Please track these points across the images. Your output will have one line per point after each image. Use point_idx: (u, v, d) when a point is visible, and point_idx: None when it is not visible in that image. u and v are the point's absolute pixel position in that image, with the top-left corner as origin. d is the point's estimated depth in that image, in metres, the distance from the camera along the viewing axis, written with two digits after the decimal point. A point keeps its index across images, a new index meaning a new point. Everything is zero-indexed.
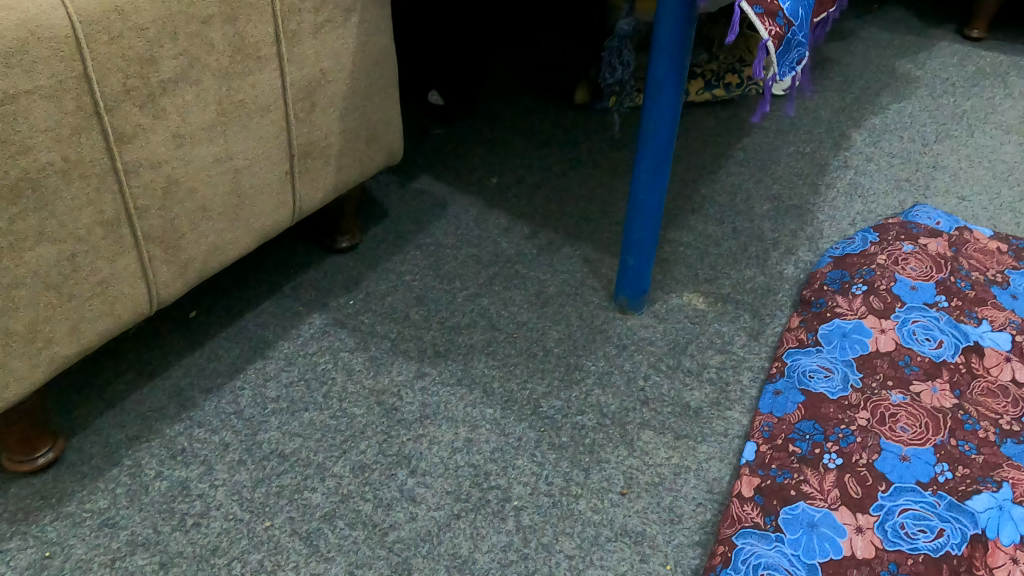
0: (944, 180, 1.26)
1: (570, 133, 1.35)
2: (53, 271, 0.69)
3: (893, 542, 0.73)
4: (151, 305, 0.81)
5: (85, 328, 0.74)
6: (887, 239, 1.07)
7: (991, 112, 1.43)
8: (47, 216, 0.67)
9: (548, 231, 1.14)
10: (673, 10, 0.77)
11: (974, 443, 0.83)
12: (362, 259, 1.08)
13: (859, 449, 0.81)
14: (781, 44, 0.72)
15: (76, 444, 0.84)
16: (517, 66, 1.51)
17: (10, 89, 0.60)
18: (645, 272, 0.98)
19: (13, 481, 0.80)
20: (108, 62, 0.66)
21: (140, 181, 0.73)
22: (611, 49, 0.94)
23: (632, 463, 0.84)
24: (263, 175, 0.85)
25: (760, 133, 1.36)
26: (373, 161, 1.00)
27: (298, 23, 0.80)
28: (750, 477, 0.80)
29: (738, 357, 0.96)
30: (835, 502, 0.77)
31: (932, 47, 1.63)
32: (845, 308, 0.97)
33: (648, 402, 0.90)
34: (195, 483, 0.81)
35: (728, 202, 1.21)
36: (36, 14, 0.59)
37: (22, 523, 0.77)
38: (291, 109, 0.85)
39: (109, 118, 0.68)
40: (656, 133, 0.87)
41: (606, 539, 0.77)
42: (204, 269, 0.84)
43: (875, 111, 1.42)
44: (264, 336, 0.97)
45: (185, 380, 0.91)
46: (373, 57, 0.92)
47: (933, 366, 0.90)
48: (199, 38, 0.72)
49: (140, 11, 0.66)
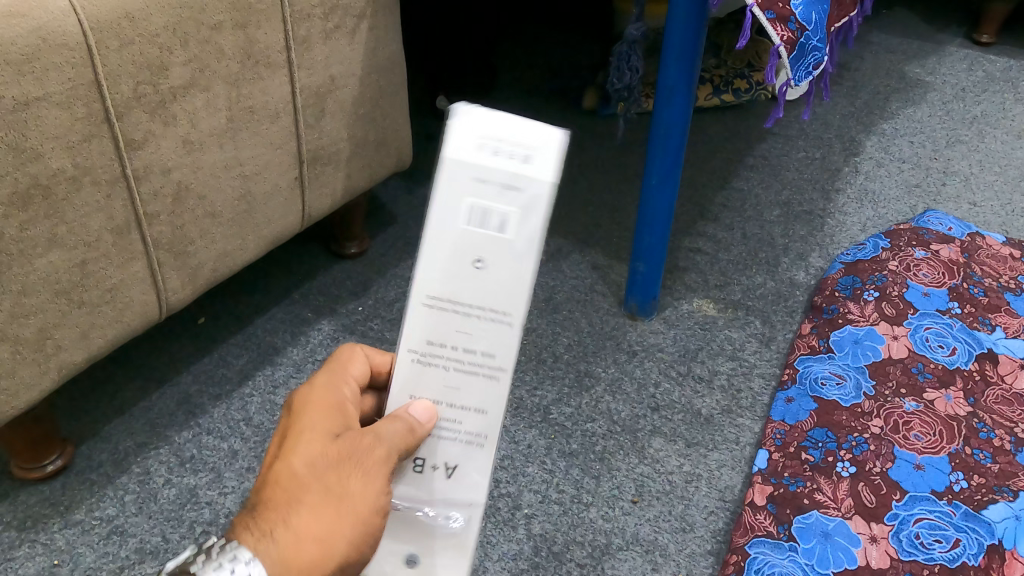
0: (956, 185, 1.25)
1: (579, 138, 1.34)
2: (64, 278, 0.69)
3: (908, 552, 0.73)
4: (161, 311, 0.80)
5: (95, 334, 0.74)
6: (898, 245, 1.06)
7: (1002, 117, 1.43)
8: (57, 222, 0.66)
9: (558, 238, 1.13)
10: (684, 15, 0.77)
11: (989, 451, 0.82)
12: (371, 265, 1.08)
13: (872, 457, 0.81)
14: (795, 49, 0.71)
15: (85, 451, 0.83)
16: (525, 69, 1.52)
17: (22, 96, 0.59)
18: (656, 278, 0.97)
19: (21, 488, 0.80)
20: (119, 68, 0.65)
21: (150, 188, 0.73)
22: (623, 53, 0.93)
23: (643, 471, 0.83)
24: (273, 181, 0.85)
25: (770, 138, 1.36)
26: (382, 166, 0.99)
27: (308, 29, 0.80)
28: (762, 485, 0.79)
29: (749, 363, 0.95)
30: (849, 511, 0.76)
31: (941, 52, 1.62)
32: (857, 314, 0.97)
33: (658, 409, 0.90)
34: (204, 490, 0.81)
35: (738, 208, 1.20)
36: (48, 21, 0.59)
37: (31, 531, 0.76)
38: (301, 115, 0.84)
39: (120, 125, 0.67)
40: (666, 140, 0.86)
41: (618, 547, 0.76)
42: (213, 275, 0.84)
43: (885, 116, 1.42)
44: (273, 342, 0.96)
45: (194, 387, 0.91)
46: (383, 63, 0.92)
47: (947, 373, 0.90)
48: (209, 44, 0.72)
49: (150, 17, 0.66)
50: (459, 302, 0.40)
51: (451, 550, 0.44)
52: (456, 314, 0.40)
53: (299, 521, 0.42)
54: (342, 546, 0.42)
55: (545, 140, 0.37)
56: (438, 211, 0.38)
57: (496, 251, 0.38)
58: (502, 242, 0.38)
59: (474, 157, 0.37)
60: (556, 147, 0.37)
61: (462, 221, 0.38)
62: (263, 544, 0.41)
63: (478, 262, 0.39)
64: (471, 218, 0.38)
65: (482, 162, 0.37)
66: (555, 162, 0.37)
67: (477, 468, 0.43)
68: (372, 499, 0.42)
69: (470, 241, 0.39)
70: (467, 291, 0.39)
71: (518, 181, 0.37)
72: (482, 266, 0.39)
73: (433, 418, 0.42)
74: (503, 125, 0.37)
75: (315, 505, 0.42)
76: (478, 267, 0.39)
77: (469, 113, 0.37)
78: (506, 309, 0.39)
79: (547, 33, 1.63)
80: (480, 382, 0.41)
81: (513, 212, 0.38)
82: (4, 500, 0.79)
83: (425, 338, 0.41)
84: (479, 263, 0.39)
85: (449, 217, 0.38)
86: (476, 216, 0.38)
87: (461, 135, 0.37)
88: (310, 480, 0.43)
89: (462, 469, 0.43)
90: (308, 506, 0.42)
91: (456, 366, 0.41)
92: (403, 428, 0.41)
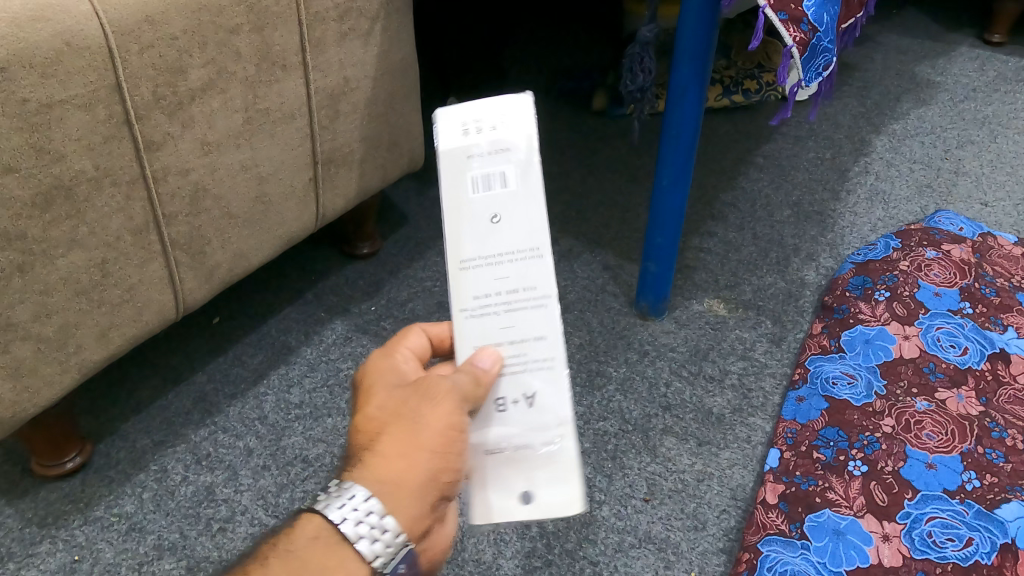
0: (967, 185, 1.25)
1: (589, 139, 1.35)
2: (84, 277, 0.70)
3: (921, 551, 0.73)
4: (178, 311, 0.81)
5: (115, 333, 0.75)
6: (909, 245, 1.06)
7: (1014, 117, 1.42)
8: (78, 223, 0.67)
9: (569, 238, 1.14)
10: (697, 16, 0.77)
11: (1001, 451, 0.82)
12: (383, 266, 1.09)
13: (884, 456, 0.81)
14: (806, 49, 0.72)
15: (103, 449, 0.84)
16: (535, 70, 1.52)
17: (45, 98, 0.61)
18: (667, 277, 0.98)
19: (41, 485, 0.81)
20: (139, 71, 0.66)
21: (168, 188, 0.74)
22: (634, 55, 0.94)
23: (655, 470, 0.84)
24: (288, 182, 0.86)
25: (780, 138, 1.36)
26: (395, 167, 1.00)
27: (323, 31, 0.81)
28: (774, 484, 0.79)
29: (760, 363, 0.96)
30: (861, 510, 0.76)
31: (952, 52, 1.62)
32: (868, 314, 0.97)
33: (669, 408, 0.90)
34: (220, 488, 0.81)
35: (748, 208, 1.20)
36: (70, 25, 0.60)
37: (51, 527, 0.77)
38: (315, 116, 0.85)
39: (139, 127, 0.68)
40: (678, 140, 0.87)
41: (631, 545, 0.77)
42: (229, 275, 0.85)
43: (896, 117, 1.42)
44: (287, 341, 0.97)
45: (209, 386, 0.92)
46: (396, 65, 0.92)
47: (959, 373, 0.90)
48: (227, 47, 0.73)
49: (170, 21, 0.67)
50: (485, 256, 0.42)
51: (556, 472, 0.43)
52: (490, 259, 0.42)
53: (387, 451, 0.45)
54: (428, 462, 0.44)
55: (518, 105, 0.42)
56: (448, 190, 0.42)
57: (509, 199, 0.42)
58: (512, 193, 0.42)
59: (465, 140, 0.42)
60: (529, 108, 0.42)
61: (471, 187, 0.42)
62: (362, 473, 0.45)
63: (495, 219, 0.42)
64: (475, 184, 0.42)
65: (467, 143, 0.42)
66: (532, 114, 0.42)
67: (553, 388, 0.43)
68: (443, 417, 0.44)
69: (481, 202, 0.42)
70: (487, 237, 0.42)
71: (508, 140, 0.42)
72: (499, 219, 0.42)
73: (498, 360, 0.43)
74: (480, 112, 0.43)
75: (397, 435, 0.45)
76: (496, 223, 0.42)
77: (447, 109, 0.43)
78: (532, 245, 0.42)
79: (556, 34, 1.64)
80: (532, 314, 0.43)
81: (510, 168, 0.42)
82: (24, 497, 0.80)
83: (468, 296, 0.43)
84: (497, 218, 0.42)
85: (457, 189, 0.42)
86: (478, 181, 0.42)
87: (445, 131, 0.42)
88: (388, 419, 0.46)
89: (540, 394, 0.43)
90: (391, 436, 0.45)
91: (507, 308, 0.43)
92: (468, 374, 0.42)
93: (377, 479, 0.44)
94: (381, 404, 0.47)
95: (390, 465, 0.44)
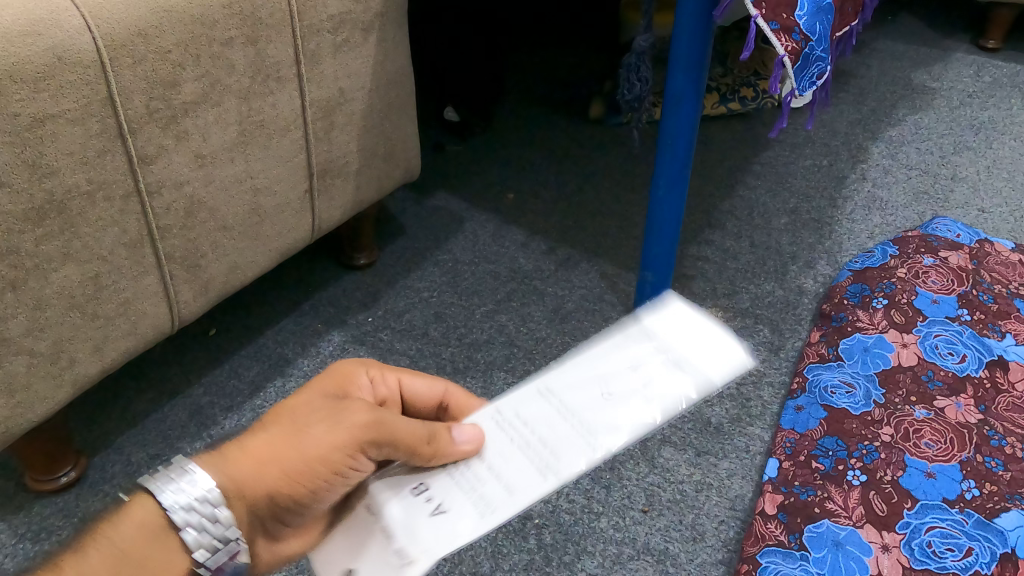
0: (964, 192, 1.25)
1: (586, 148, 1.35)
2: (77, 291, 0.70)
3: (921, 561, 0.72)
4: (173, 324, 0.81)
5: (109, 347, 0.75)
6: (907, 252, 1.06)
7: (1009, 122, 1.42)
8: (72, 237, 0.67)
9: (566, 247, 1.14)
10: (691, 27, 0.77)
11: (1000, 459, 0.82)
12: (380, 276, 1.09)
13: (883, 465, 0.81)
14: (799, 59, 0.72)
15: (98, 463, 0.84)
16: (532, 77, 1.53)
17: (37, 112, 0.60)
18: (664, 287, 0.98)
19: (35, 500, 0.81)
20: (132, 85, 0.66)
21: (163, 202, 0.74)
22: (628, 64, 0.94)
23: (653, 480, 0.83)
24: (284, 195, 0.86)
25: (777, 146, 1.36)
26: (391, 178, 1.00)
27: (317, 43, 0.81)
28: (773, 494, 0.79)
29: (759, 372, 0.95)
30: (861, 520, 0.76)
31: (947, 58, 1.63)
32: (866, 322, 0.97)
33: (668, 418, 0.90)
34: None
35: (746, 215, 1.20)
36: (62, 40, 0.60)
37: (45, 542, 0.77)
38: (311, 128, 0.85)
39: (132, 141, 0.68)
40: (673, 148, 0.87)
41: (629, 557, 0.77)
42: (225, 287, 0.85)
43: (892, 123, 1.42)
44: (283, 353, 0.97)
45: (205, 399, 0.91)
46: (391, 76, 0.92)
47: (957, 381, 0.90)
48: (221, 60, 0.73)
49: (162, 34, 0.67)
50: (484, 483, 0.42)
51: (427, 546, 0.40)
52: (514, 451, 0.44)
53: (247, 446, 0.45)
54: (283, 477, 0.45)
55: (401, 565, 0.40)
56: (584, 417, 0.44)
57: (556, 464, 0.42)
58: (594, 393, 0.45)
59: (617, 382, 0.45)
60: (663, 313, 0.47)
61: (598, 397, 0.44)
62: (209, 460, 0.44)
63: (570, 415, 0.44)
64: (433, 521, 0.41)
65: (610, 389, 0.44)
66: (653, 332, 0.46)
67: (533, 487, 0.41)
68: (325, 445, 0.45)
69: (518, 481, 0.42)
70: (472, 507, 0.41)
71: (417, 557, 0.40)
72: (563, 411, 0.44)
73: (475, 442, 0.44)
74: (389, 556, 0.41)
75: (273, 486, 0.45)
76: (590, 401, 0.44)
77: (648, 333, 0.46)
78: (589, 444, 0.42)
79: (553, 39, 1.65)
80: (551, 442, 0.43)
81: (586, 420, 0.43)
82: (18, 512, 0.80)
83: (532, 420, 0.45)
84: (589, 441, 0.42)
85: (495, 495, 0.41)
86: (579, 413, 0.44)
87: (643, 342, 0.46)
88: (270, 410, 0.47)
89: (474, 494, 0.42)
90: (265, 428, 0.46)
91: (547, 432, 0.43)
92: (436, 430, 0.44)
93: (229, 462, 0.44)
94: (282, 425, 0.46)
95: (240, 453, 0.45)
